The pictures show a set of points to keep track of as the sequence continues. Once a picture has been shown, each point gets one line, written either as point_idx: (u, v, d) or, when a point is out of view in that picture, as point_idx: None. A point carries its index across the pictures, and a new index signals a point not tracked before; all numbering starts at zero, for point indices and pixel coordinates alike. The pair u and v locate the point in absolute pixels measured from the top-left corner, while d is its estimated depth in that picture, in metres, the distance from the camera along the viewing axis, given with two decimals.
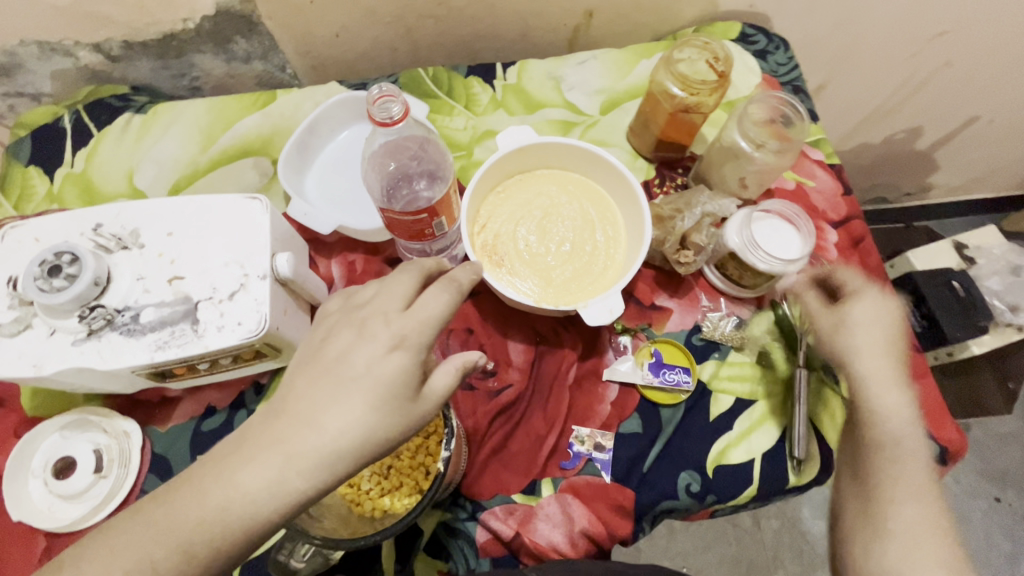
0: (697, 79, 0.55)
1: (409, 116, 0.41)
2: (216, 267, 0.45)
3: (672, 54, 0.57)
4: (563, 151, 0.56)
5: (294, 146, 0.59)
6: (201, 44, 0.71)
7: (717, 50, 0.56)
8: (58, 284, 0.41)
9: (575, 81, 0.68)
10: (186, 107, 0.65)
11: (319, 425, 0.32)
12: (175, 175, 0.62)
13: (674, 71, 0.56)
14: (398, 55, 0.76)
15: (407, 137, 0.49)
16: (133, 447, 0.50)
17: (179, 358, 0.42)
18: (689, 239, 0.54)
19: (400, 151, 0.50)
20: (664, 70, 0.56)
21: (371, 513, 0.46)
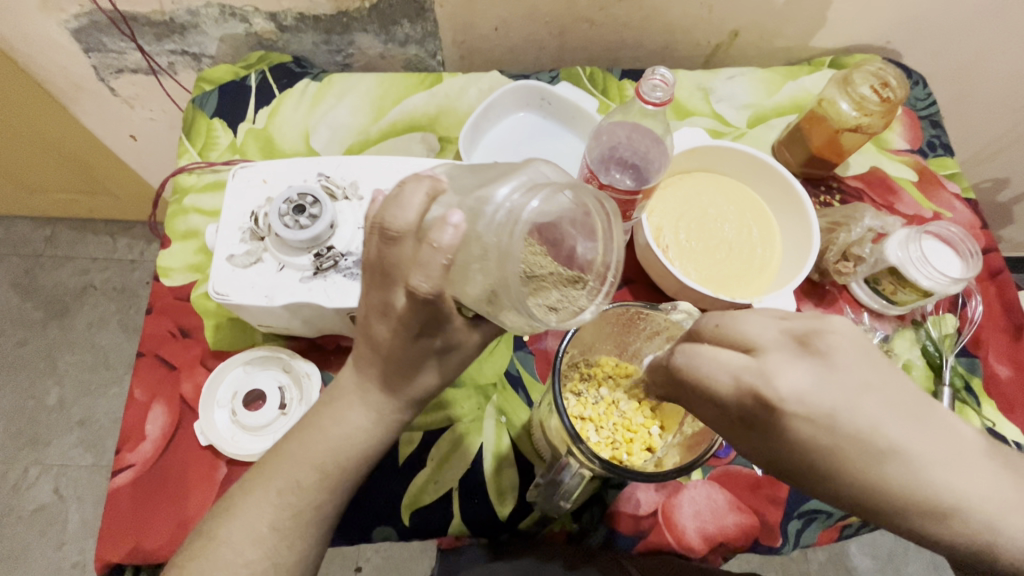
0: (871, 102, 0.59)
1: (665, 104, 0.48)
2: None
3: (848, 76, 0.61)
4: (731, 156, 0.59)
5: (470, 126, 0.62)
6: (368, 23, 0.74)
7: (890, 78, 0.60)
8: (302, 221, 0.44)
9: (724, 94, 0.71)
10: (358, 79, 0.68)
11: None
12: (348, 140, 0.65)
13: (849, 91, 0.60)
14: (543, 53, 0.79)
15: (618, 125, 0.54)
16: (312, 388, 0.52)
17: None
18: (850, 251, 0.58)
19: (610, 138, 0.54)
20: (839, 89, 0.60)
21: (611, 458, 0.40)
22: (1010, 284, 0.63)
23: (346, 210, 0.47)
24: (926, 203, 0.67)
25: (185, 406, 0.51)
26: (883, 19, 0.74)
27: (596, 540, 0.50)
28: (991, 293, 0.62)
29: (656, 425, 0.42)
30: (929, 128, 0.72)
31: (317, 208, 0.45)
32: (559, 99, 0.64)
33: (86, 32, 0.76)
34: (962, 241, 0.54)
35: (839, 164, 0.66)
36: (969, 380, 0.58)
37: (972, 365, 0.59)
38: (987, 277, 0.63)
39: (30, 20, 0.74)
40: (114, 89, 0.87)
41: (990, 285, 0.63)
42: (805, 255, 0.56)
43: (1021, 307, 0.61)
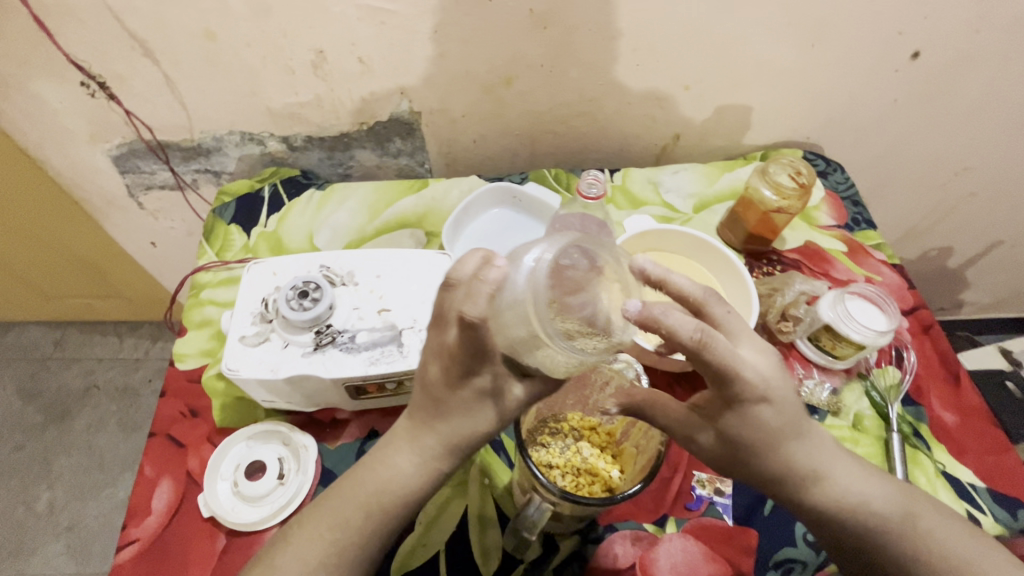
0: (787, 187, 0.70)
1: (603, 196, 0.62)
2: (416, 304, 0.55)
3: (765, 167, 0.72)
4: (677, 237, 0.69)
5: (451, 222, 0.72)
6: (366, 141, 0.88)
7: (800, 167, 0.71)
8: (305, 304, 0.52)
9: (671, 186, 0.83)
10: (357, 188, 0.79)
11: None
12: (347, 238, 0.75)
13: (767, 180, 0.71)
14: (517, 159, 0.92)
15: (571, 215, 0.64)
16: (309, 459, 0.56)
17: (387, 373, 0.51)
18: (789, 312, 0.66)
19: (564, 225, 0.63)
20: (759, 179, 0.71)
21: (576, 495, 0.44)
22: (941, 337, 0.70)
23: (343, 294, 0.55)
24: (857, 269, 0.76)
25: (190, 481, 0.55)
26: (799, 121, 0.89)
27: None
28: (925, 346, 0.69)
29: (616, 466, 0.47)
30: (851, 207, 0.83)
31: (318, 293, 0.53)
32: (528, 196, 0.75)
33: (125, 158, 0.89)
34: (882, 298, 0.62)
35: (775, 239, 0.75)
36: (917, 426, 0.63)
37: (920, 412, 0.64)
38: (920, 331, 0.70)
39: (79, 150, 0.87)
40: (141, 203, 0.99)
41: (923, 338, 0.69)
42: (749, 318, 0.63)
43: (954, 357, 0.68)
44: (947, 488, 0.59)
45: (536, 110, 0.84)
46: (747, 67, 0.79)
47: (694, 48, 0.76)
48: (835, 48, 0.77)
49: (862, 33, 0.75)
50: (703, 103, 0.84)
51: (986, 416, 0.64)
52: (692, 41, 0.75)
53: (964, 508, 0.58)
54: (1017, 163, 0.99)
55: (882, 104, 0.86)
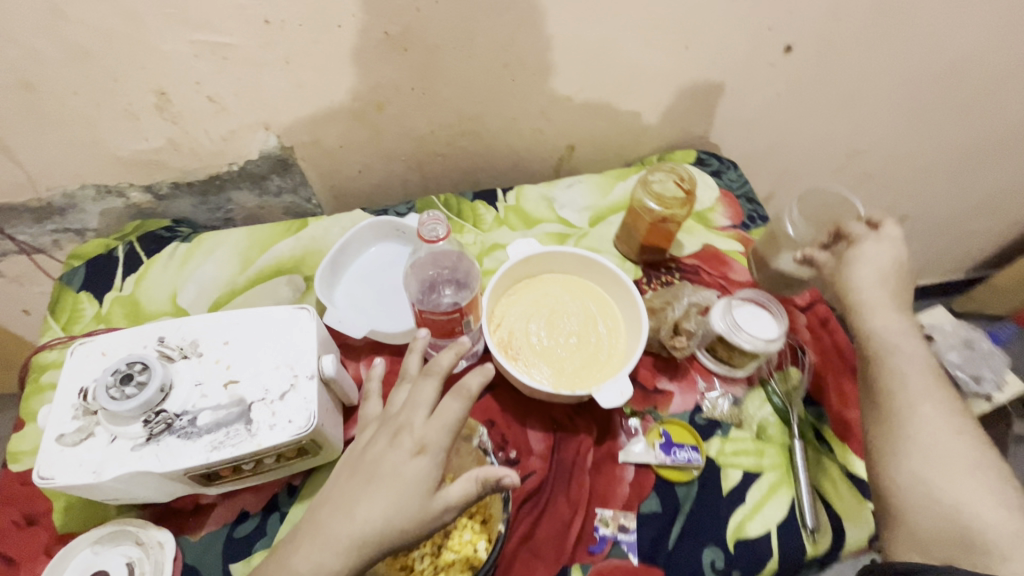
0: (669, 197, 0.68)
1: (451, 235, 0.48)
2: (267, 370, 0.49)
3: (647, 177, 0.70)
4: (565, 258, 0.66)
5: (327, 265, 0.67)
6: (240, 182, 0.81)
7: (681, 173, 0.70)
8: (128, 391, 0.45)
9: (565, 201, 0.80)
10: (226, 235, 0.73)
11: None
12: (216, 293, 0.69)
13: (650, 190, 0.69)
14: (410, 185, 0.88)
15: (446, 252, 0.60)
16: (165, 559, 0.50)
17: (233, 457, 0.46)
18: (681, 326, 0.62)
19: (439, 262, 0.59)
20: (642, 190, 0.69)
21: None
22: (839, 329, 0.69)
23: (181, 370, 0.49)
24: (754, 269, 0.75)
25: None
26: (690, 121, 0.88)
27: None
28: (824, 341, 0.68)
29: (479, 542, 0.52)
30: (746, 204, 0.82)
31: (145, 375, 0.46)
32: (411, 228, 0.71)
33: None
34: (769, 302, 0.61)
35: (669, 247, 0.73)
36: (820, 428, 0.62)
37: (821, 412, 0.63)
38: (818, 327, 0.69)
39: None
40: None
41: (822, 334, 0.69)
42: (640, 337, 0.61)
43: (852, 349, 0.67)
44: (853, 490, 0.58)
45: (417, 134, 0.80)
46: (625, 72, 0.77)
47: (567, 58, 0.73)
48: (710, 48, 0.76)
49: (732, 31, 0.74)
50: (589, 112, 0.82)
51: None
52: (563, 51, 0.72)
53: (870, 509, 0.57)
54: (905, 142, 1.01)
55: (766, 97, 0.86)
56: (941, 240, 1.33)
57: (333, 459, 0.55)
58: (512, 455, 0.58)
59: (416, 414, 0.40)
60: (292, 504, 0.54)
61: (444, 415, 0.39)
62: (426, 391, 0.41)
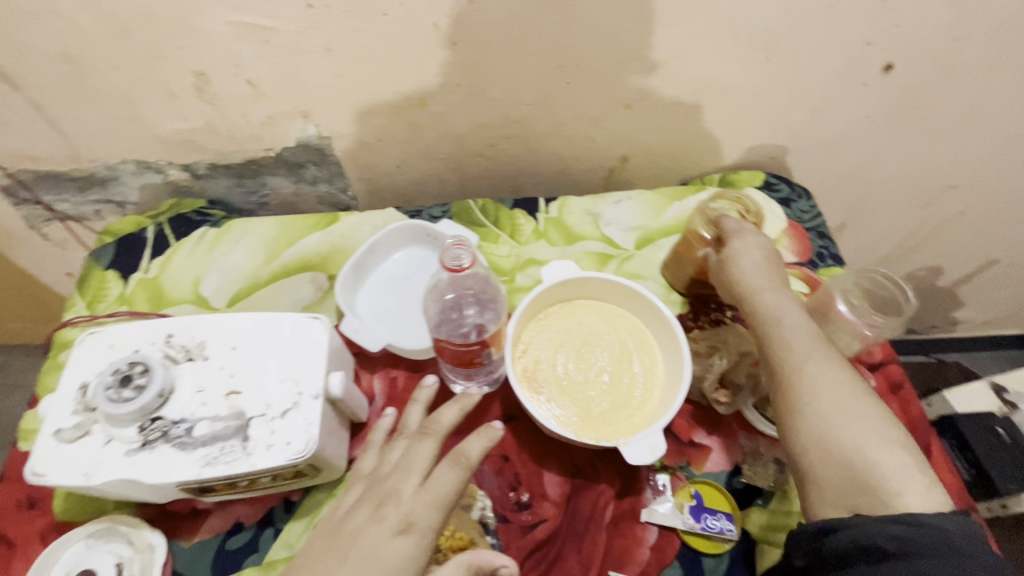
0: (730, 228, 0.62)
1: (475, 263, 0.46)
2: (272, 384, 0.46)
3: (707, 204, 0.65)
4: (604, 285, 0.60)
5: (352, 267, 0.64)
6: (276, 169, 0.79)
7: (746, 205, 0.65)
8: (127, 393, 0.43)
9: (612, 218, 0.73)
10: (255, 224, 0.71)
11: None
12: (238, 285, 0.66)
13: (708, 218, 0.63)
14: (448, 184, 0.83)
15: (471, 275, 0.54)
16: (155, 564, 0.48)
17: (225, 475, 0.43)
18: (728, 377, 0.55)
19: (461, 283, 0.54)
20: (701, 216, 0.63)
21: None
22: (912, 398, 0.60)
23: (184, 374, 0.46)
24: None
25: None
26: (760, 139, 0.79)
27: None
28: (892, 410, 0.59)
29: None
30: (816, 239, 0.73)
31: (145, 377, 0.44)
32: (442, 236, 0.66)
33: (12, 189, 0.80)
34: None
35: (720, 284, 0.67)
36: None
37: None
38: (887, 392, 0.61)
39: None
40: (45, 234, 0.91)
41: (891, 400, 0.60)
42: (679, 386, 0.54)
43: (926, 423, 0.58)
44: None
45: (460, 133, 0.75)
46: (691, 83, 0.70)
47: (629, 63, 0.67)
48: (793, 61, 0.67)
49: (821, 43, 0.65)
50: (648, 123, 0.75)
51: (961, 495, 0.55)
52: (626, 56, 0.66)
53: None
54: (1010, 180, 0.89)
55: (851, 119, 0.76)
56: None
57: (334, 479, 0.52)
58: (524, 497, 0.53)
59: (406, 481, 0.40)
60: (288, 521, 0.51)
61: (436, 487, 0.39)
62: (423, 452, 0.41)
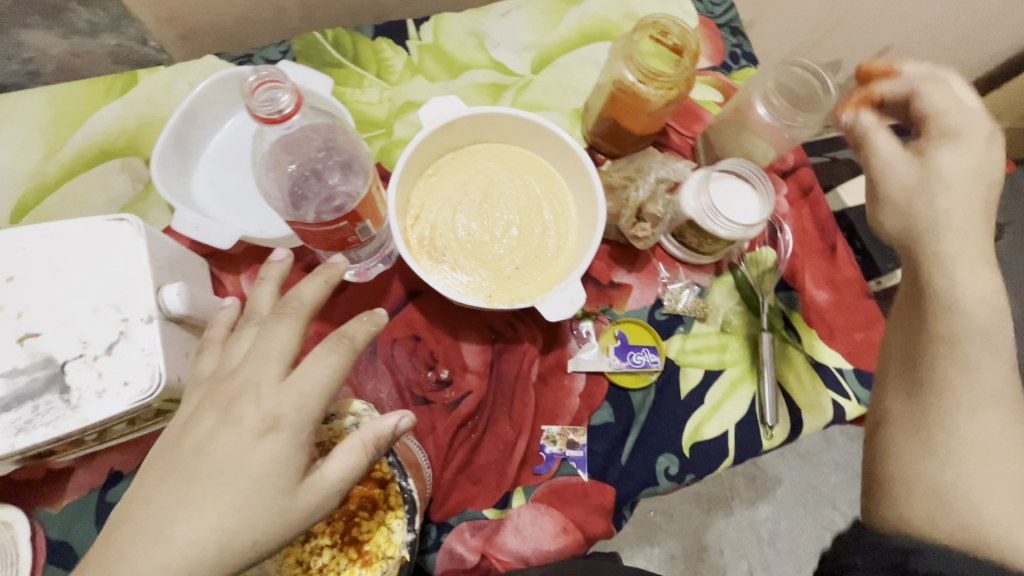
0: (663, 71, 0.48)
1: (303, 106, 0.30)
2: (83, 315, 0.35)
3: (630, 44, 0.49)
4: (499, 123, 0.50)
5: (170, 144, 0.48)
6: (23, 15, 0.53)
7: (664, 23, 0.50)
8: None
9: (500, 37, 0.60)
10: (15, 103, 0.51)
11: (174, 534, 0.24)
12: (18, 189, 0.50)
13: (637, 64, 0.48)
14: (286, 15, 0.63)
15: (309, 127, 0.40)
16: (20, 540, 0.41)
17: (51, 438, 0.33)
18: (644, 210, 0.50)
19: (303, 145, 0.40)
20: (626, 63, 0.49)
21: None
22: (821, 200, 0.59)
23: None
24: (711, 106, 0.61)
25: None
26: None
27: None
28: (803, 216, 0.58)
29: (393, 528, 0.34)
30: (729, 36, 0.65)
31: None
32: None
33: None
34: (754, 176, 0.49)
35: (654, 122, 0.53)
36: (788, 315, 0.55)
37: (792, 298, 0.56)
38: (799, 197, 0.59)
39: None
40: None
41: (802, 206, 0.59)
42: (594, 228, 0.48)
43: (832, 225, 0.58)
44: (816, 381, 0.53)
45: None
46: None
47: None
48: None
49: None
50: None
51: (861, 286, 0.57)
52: None
53: (829, 397, 0.53)
54: None
55: None
56: None
57: None
58: (443, 375, 0.49)
59: (264, 369, 0.27)
60: None
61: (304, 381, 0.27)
62: (282, 331, 0.28)
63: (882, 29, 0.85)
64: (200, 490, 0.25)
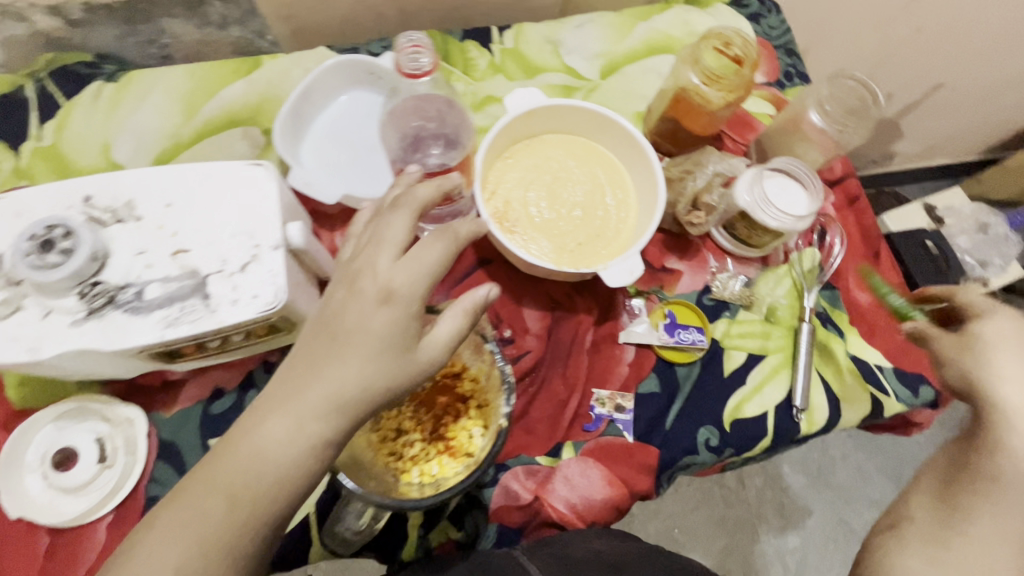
0: (722, 74, 0.54)
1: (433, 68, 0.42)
2: (225, 238, 0.42)
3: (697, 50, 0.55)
4: (573, 114, 0.56)
5: (288, 115, 0.55)
6: (171, 7, 0.65)
7: (728, 36, 0.55)
8: (52, 259, 0.38)
9: (573, 45, 0.67)
10: (161, 74, 0.60)
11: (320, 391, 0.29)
12: (158, 146, 0.58)
13: (699, 67, 0.54)
14: (384, 19, 0.72)
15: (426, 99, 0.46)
16: (138, 434, 0.47)
17: (193, 334, 0.40)
18: (700, 199, 0.55)
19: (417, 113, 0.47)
20: (690, 67, 0.55)
21: (419, 480, 0.42)
22: (866, 209, 0.63)
23: (118, 236, 0.41)
24: (763, 116, 0.65)
25: None
26: None
27: (454, 539, 0.47)
28: (848, 223, 0.62)
29: (476, 428, 0.44)
30: (785, 57, 0.70)
31: (68, 242, 0.39)
32: (387, 71, 0.58)
33: None
34: (808, 176, 0.54)
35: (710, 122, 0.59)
36: (831, 312, 0.58)
37: (835, 296, 0.59)
38: (845, 205, 0.63)
39: None
40: None
41: (848, 213, 0.62)
42: (653, 212, 0.53)
43: (877, 232, 0.61)
44: (856, 375, 0.56)
45: None
46: None
47: None
48: None
49: None
50: None
51: (903, 291, 0.60)
52: None
53: (869, 392, 0.55)
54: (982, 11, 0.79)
55: None
56: (982, 121, 1.06)
57: None
58: (506, 333, 0.54)
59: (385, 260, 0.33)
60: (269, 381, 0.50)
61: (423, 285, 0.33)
62: (400, 232, 0.35)
63: (932, 66, 0.89)
64: (343, 351, 0.31)
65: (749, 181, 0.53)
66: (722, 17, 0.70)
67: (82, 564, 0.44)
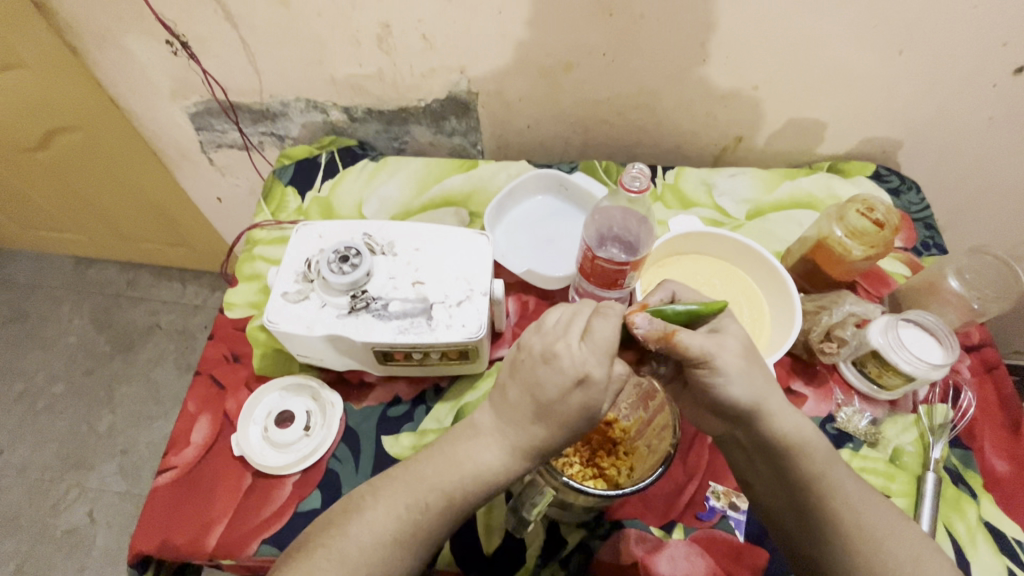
0: (865, 232, 0.63)
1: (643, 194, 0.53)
2: (451, 280, 0.56)
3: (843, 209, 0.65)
4: (723, 241, 0.67)
5: (496, 204, 0.72)
6: (423, 118, 0.89)
7: (873, 202, 0.65)
8: (344, 269, 0.54)
9: (725, 189, 0.80)
10: (408, 162, 0.81)
11: None
12: (394, 210, 0.78)
13: (846, 223, 0.64)
14: (569, 147, 0.91)
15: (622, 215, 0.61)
16: (334, 415, 0.59)
17: (414, 343, 0.53)
18: (834, 332, 0.62)
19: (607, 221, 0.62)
20: (836, 221, 0.64)
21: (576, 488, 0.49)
22: (1006, 380, 0.64)
23: (381, 262, 0.57)
24: (898, 275, 0.71)
25: (225, 423, 0.59)
26: (877, 132, 0.82)
27: None
28: (985, 388, 0.64)
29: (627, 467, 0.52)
30: (923, 229, 0.77)
31: (358, 259, 0.55)
32: (575, 185, 0.74)
33: (200, 116, 0.94)
34: (944, 334, 0.58)
35: (849, 270, 0.66)
36: (964, 471, 0.59)
37: (968, 456, 0.59)
38: (982, 371, 0.65)
39: (162, 106, 0.93)
40: (212, 160, 1.05)
41: (985, 379, 0.64)
42: (789, 333, 0.60)
43: (1018, 405, 0.62)
44: (990, 543, 0.55)
45: (592, 99, 0.82)
46: (822, 72, 0.74)
47: (767, 49, 0.71)
48: (924, 57, 0.70)
49: (960, 40, 0.67)
50: (772, 108, 0.80)
51: None
52: (767, 39, 0.70)
53: (1004, 564, 0.54)
54: None
55: (973, 122, 0.78)
56: None
57: (477, 371, 0.62)
58: None
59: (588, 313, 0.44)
60: (437, 401, 0.61)
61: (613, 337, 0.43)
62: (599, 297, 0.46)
63: None
64: None
65: (884, 326, 0.59)
66: (863, 186, 0.81)
67: (266, 509, 0.54)
